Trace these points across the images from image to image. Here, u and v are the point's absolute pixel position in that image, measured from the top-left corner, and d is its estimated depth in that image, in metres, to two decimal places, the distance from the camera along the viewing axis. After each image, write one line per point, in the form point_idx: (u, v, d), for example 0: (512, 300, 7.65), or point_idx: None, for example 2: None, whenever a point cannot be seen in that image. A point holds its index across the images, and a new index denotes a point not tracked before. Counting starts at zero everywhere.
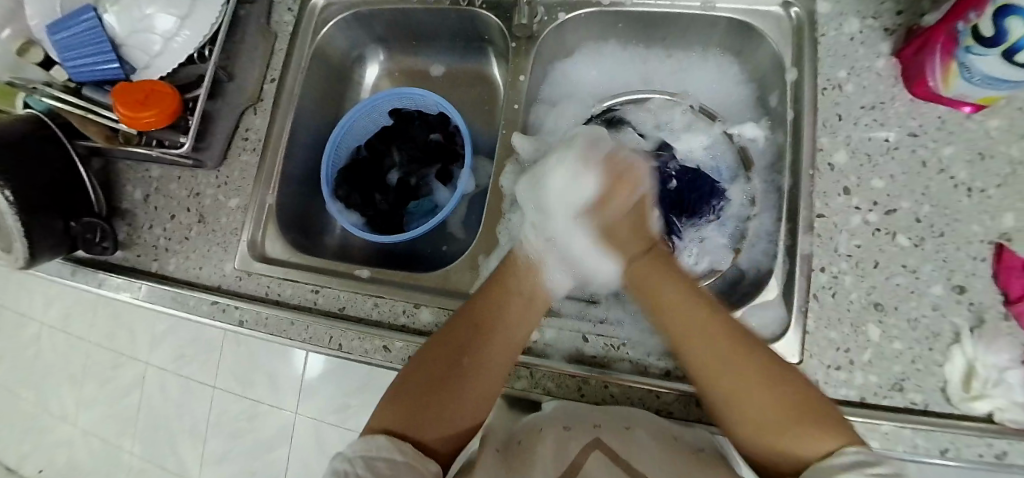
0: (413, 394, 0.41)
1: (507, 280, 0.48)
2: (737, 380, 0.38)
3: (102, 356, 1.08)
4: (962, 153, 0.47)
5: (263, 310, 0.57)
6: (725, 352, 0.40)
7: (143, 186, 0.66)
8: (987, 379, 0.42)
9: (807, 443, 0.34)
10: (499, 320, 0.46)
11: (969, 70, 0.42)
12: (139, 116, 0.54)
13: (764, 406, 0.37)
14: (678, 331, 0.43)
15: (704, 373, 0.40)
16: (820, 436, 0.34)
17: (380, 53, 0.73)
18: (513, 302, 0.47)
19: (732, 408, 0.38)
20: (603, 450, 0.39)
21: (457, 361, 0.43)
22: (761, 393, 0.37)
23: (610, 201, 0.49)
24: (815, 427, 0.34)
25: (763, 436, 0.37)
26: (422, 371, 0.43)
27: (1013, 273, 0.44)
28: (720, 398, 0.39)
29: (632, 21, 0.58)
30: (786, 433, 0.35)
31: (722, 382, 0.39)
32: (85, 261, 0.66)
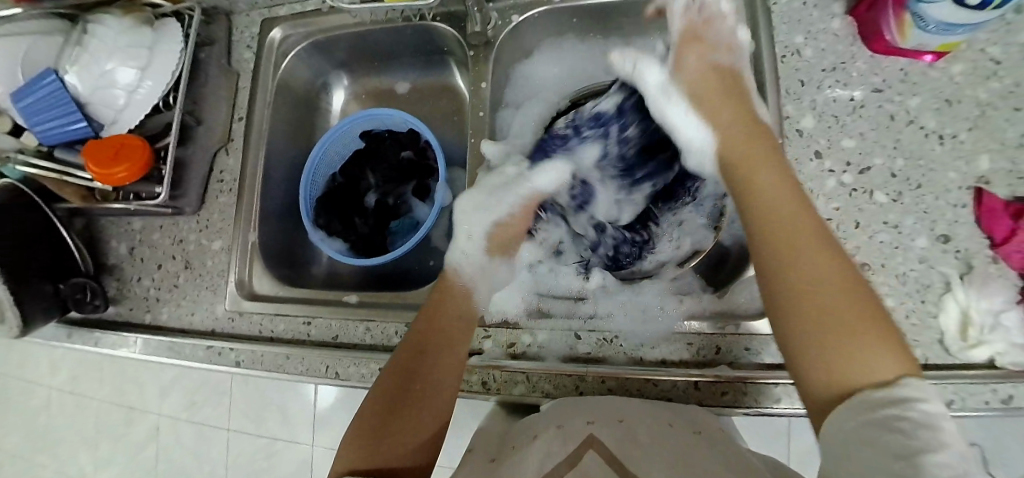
0: (371, 427, 0.41)
1: (439, 301, 0.50)
2: (811, 259, 0.34)
3: (114, 413, 1.09)
4: (928, 102, 0.47)
5: (258, 348, 0.57)
6: (801, 231, 0.36)
7: (127, 240, 0.66)
8: (983, 325, 0.42)
9: (864, 360, 0.29)
10: (440, 336, 0.47)
11: (922, 20, 0.42)
12: (112, 172, 0.54)
13: (838, 294, 0.32)
14: (766, 222, 0.38)
15: (782, 261, 0.35)
16: (885, 360, 0.29)
17: (345, 78, 0.73)
18: (450, 318, 0.49)
19: (802, 260, 0.34)
20: (596, 448, 0.39)
21: (410, 384, 0.44)
22: (839, 295, 0.32)
23: (699, 51, 0.49)
24: (876, 346, 0.29)
25: (816, 350, 0.31)
26: (376, 403, 0.43)
27: (996, 215, 0.43)
28: (795, 284, 0.34)
29: (586, 15, 0.58)
30: (847, 345, 0.30)
31: (803, 282, 0.33)
32: (79, 321, 0.66)
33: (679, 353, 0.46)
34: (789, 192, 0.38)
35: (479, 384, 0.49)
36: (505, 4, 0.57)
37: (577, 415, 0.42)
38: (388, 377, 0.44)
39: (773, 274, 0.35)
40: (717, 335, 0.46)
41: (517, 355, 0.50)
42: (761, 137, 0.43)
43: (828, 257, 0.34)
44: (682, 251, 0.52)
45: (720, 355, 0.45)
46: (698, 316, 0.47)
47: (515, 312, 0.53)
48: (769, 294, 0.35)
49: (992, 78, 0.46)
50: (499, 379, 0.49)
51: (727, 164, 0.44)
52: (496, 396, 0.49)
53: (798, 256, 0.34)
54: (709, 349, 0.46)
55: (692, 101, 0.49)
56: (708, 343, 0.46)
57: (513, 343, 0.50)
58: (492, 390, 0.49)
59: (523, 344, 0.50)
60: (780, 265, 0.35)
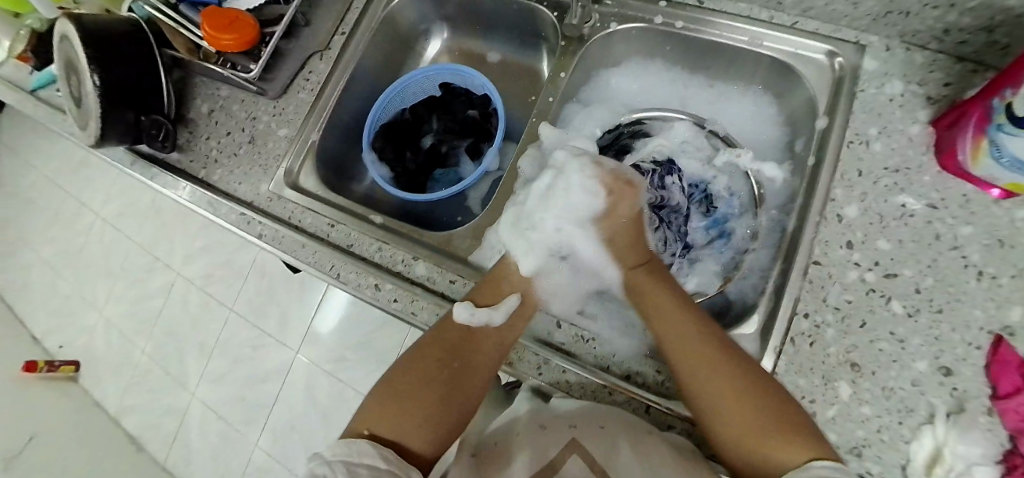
0: (382, 399, 0.44)
1: (500, 285, 0.51)
2: (700, 363, 0.42)
3: (142, 258, 1.20)
4: (981, 235, 0.45)
5: (282, 230, 0.62)
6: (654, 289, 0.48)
7: (211, 102, 0.72)
8: (953, 468, 0.41)
9: (778, 451, 0.36)
10: (473, 329, 0.49)
11: (998, 149, 0.40)
12: (220, 36, 0.60)
13: (731, 401, 0.39)
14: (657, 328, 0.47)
15: (670, 353, 0.44)
16: (793, 447, 0.35)
17: (445, 32, 0.78)
18: (498, 312, 0.49)
19: (699, 378, 0.41)
20: (579, 453, 0.42)
21: (438, 368, 0.46)
22: (735, 382, 0.40)
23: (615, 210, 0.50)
24: (783, 439, 0.36)
25: (733, 446, 0.38)
26: (407, 372, 0.46)
27: (1005, 368, 0.42)
28: (716, 402, 0.40)
29: (679, 46, 0.60)
30: (758, 435, 0.37)
31: (698, 384, 0.41)
32: (145, 155, 0.72)
33: (645, 376, 0.47)
34: (674, 300, 0.47)
35: None
36: (608, 10, 0.60)
37: (561, 418, 0.45)
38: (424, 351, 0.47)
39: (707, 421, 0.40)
40: None
41: None
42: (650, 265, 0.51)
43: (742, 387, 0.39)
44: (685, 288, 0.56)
45: (682, 393, 0.46)
46: None
47: None
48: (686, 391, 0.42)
49: None
50: None
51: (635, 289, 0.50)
52: None
53: (699, 373, 0.41)
54: (675, 384, 0.46)
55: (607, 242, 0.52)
56: (674, 378, 0.46)
57: None
58: None
59: None
60: (701, 407, 0.41)
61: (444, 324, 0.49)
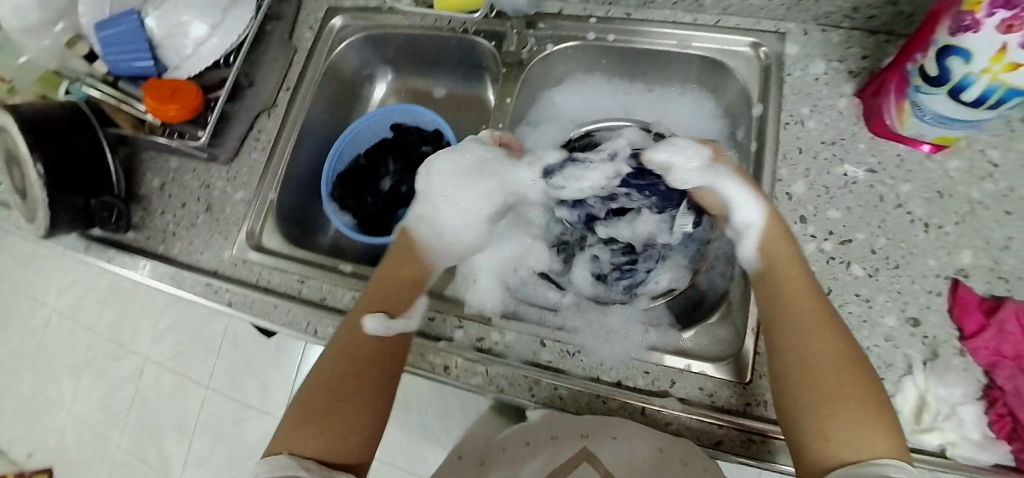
0: (303, 424, 0.38)
1: (399, 266, 0.51)
2: (823, 336, 0.39)
3: (106, 346, 1.14)
4: (920, 190, 0.48)
5: (250, 294, 0.60)
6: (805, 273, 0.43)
7: (161, 176, 0.70)
8: (939, 412, 0.42)
9: (856, 440, 0.33)
10: (388, 341, 0.45)
11: (920, 109, 0.44)
12: (164, 109, 0.60)
13: (826, 381, 0.37)
14: (780, 299, 0.42)
15: (788, 322, 0.41)
16: (876, 443, 0.33)
17: (389, 74, 0.79)
18: (407, 320, 0.48)
19: (807, 346, 0.39)
20: (589, 462, 0.42)
21: (352, 358, 0.43)
22: (847, 374, 0.37)
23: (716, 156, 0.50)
24: (866, 430, 0.34)
25: (807, 421, 0.36)
26: (319, 378, 0.42)
27: (968, 308, 0.44)
28: (812, 374, 0.38)
29: (613, 57, 0.63)
30: (838, 421, 0.35)
31: (810, 353, 0.38)
32: (99, 239, 0.69)
33: (635, 379, 0.47)
34: (803, 276, 0.43)
35: (439, 367, 0.51)
36: (543, 33, 0.62)
37: (569, 428, 0.44)
38: (335, 349, 0.44)
39: (789, 385, 0.38)
40: (672, 370, 0.47)
41: (483, 349, 0.52)
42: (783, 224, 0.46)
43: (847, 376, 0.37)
44: (659, 288, 0.54)
45: (673, 389, 0.46)
46: (659, 348, 0.49)
47: (492, 309, 0.54)
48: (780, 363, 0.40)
49: (988, 179, 0.47)
50: (460, 367, 0.51)
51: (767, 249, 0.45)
52: (453, 383, 0.50)
53: (814, 346, 0.39)
54: (664, 381, 0.47)
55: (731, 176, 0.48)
56: (663, 376, 0.47)
57: (482, 338, 0.52)
58: (451, 375, 0.50)
59: (491, 340, 0.52)
60: (795, 379, 0.38)
61: (352, 313, 0.47)
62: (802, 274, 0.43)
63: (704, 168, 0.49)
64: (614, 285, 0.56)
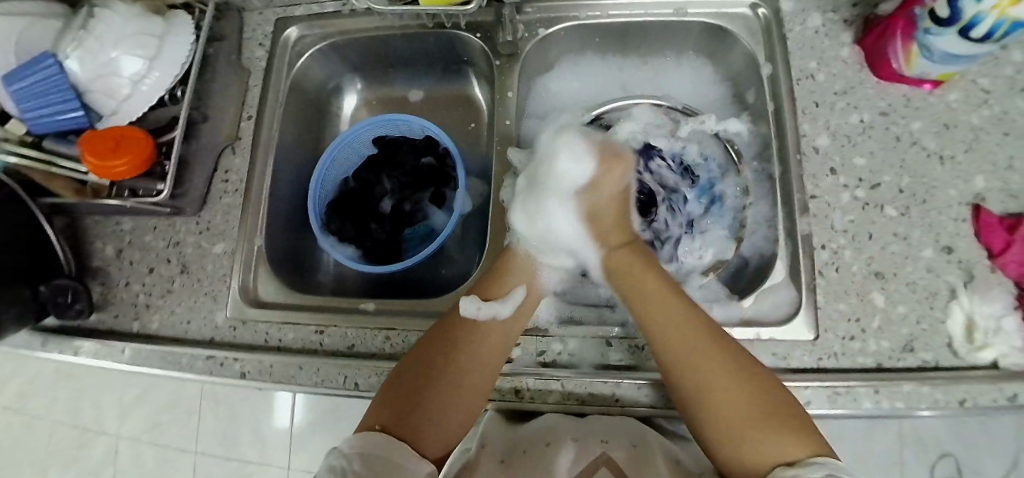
0: (391, 397, 0.42)
1: (505, 268, 0.51)
2: (698, 351, 0.41)
3: (64, 434, 0.97)
4: (929, 125, 0.51)
5: (265, 358, 0.53)
6: (670, 292, 0.45)
7: (114, 241, 0.59)
8: (988, 328, 0.45)
9: (767, 450, 0.37)
10: (476, 324, 0.47)
11: (929, 50, 0.46)
12: (110, 164, 0.49)
13: (718, 396, 0.40)
14: (653, 331, 0.44)
15: (674, 350, 0.42)
16: (790, 441, 0.36)
17: (357, 82, 0.72)
18: (501, 308, 0.48)
19: (681, 371, 0.41)
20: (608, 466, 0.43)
21: (449, 361, 0.44)
22: (729, 385, 0.40)
23: (602, 183, 0.49)
24: (791, 435, 0.37)
25: (722, 435, 0.39)
26: (408, 368, 0.44)
27: (992, 230, 0.47)
28: (706, 391, 0.40)
29: (608, 35, 0.60)
30: (751, 434, 0.38)
31: (706, 380, 0.40)
32: (55, 329, 0.57)
33: None
34: (672, 300, 0.45)
35: (511, 393, 0.48)
36: (531, 17, 0.59)
37: (593, 430, 0.47)
38: (427, 343, 0.46)
39: (694, 412, 0.41)
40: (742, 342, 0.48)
41: (548, 363, 0.49)
42: (633, 244, 0.50)
43: (736, 384, 0.40)
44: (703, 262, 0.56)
45: None
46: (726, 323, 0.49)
47: (548, 318, 0.52)
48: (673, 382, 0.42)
49: (984, 106, 0.51)
50: (533, 388, 0.48)
51: (615, 269, 0.49)
52: (529, 405, 0.48)
53: (698, 366, 0.41)
54: None
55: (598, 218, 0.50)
56: None
57: (543, 351, 0.49)
58: (525, 399, 0.48)
59: (553, 352, 0.49)
60: (698, 401, 0.40)
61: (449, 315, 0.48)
62: (670, 299, 0.45)
63: (563, 190, 0.50)
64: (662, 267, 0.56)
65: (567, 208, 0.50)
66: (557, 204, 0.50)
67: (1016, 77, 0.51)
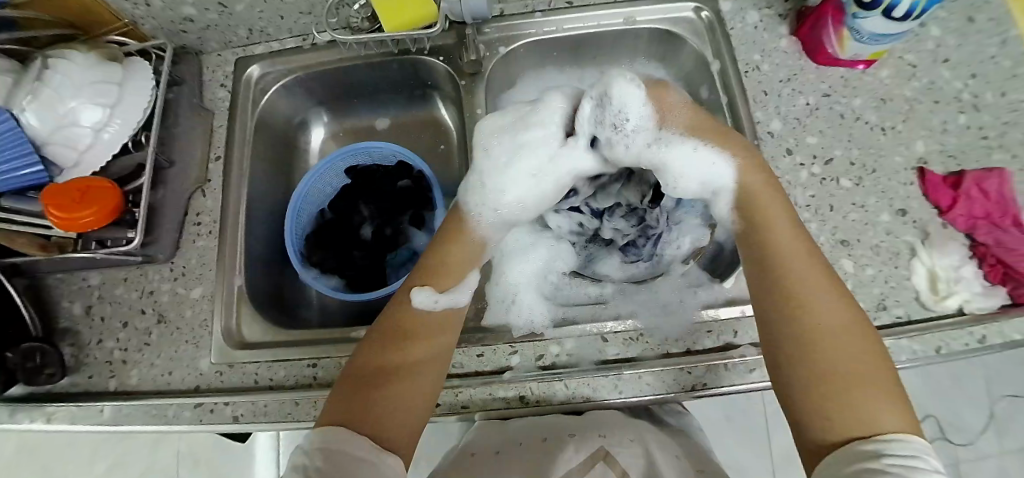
0: (355, 391, 0.38)
1: (453, 240, 0.49)
2: (818, 293, 0.38)
3: None
4: (868, 101, 0.55)
5: (258, 399, 0.51)
6: (798, 233, 0.42)
7: (82, 298, 0.56)
8: (949, 278, 0.49)
9: (870, 416, 0.33)
10: (434, 313, 0.44)
11: (858, 32, 0.50)
12: (76, 216, 0.48)
13: (829, 345, 0.36)
14: (780, 258, 0.40)
15: (783, 283, 0.39)
16: (891, 415, 0.33)
17: (323, 115, 0.72)
18: (458, 295, 0.46)
19: (805, 307, 0.37)
20: (605, 460, 0.45)
21: (405, 341, 0.42)
22: (851, 339, 0.36)
23: (666, 104, 0.49)
24: (891, 406, 0.33)
25: (819, 384, 0.35)
26: (366, 354, 0.41)
27: (938, 188, 0.51)
28: (818, 338, 0.36)
29: (563, 47, 0.63)
30: (859, 399, 0.33)
31: (819, 323, 0.37)
32: (14, 397, 0.52)
33: (703, 341, 0.49)
34: (803, 242, 0.41)
35: (517, 399, 0.47)
36: (490, 37, 0.61)
37: (589, 427, 0.49)
38: (383, 326, 0.43)
39: (793, 360, 0.37)
40: (731, 320, 0.49)
41: (548, 366, 0.49)
42: (765, 171, 0.46)
43: (849, 337, 0.36)
44: (682, 251, 0.57)
45: (739, 338, 0.48)
46: (713, 304, 0.51)
47: (542, 322, 0.52)
48: (778, 323, 0.38)
49: (913, 79, 0.56)
50: (537, 391, 0.48)
51: (749, 197, 0.44)
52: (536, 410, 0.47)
53: (818, 309, 0.37)
54: (728, 334, 0.49)
55: (699, 139, 0.47)
56: (725, 329, 0.49)
57: (542, 355, 0.50)
58: (531, 404, 0.47)
59: (551, 354, 0.50)
60: (803, 352, 0.36)
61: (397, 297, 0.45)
62: (800, 240, 0.41)
63: (655, 128, 0.48)
64: (639, 260, 0.57)
65: (674, 144, 0.48)
66: (659, 142, 0.48)
67: (937, 51, 0.56)
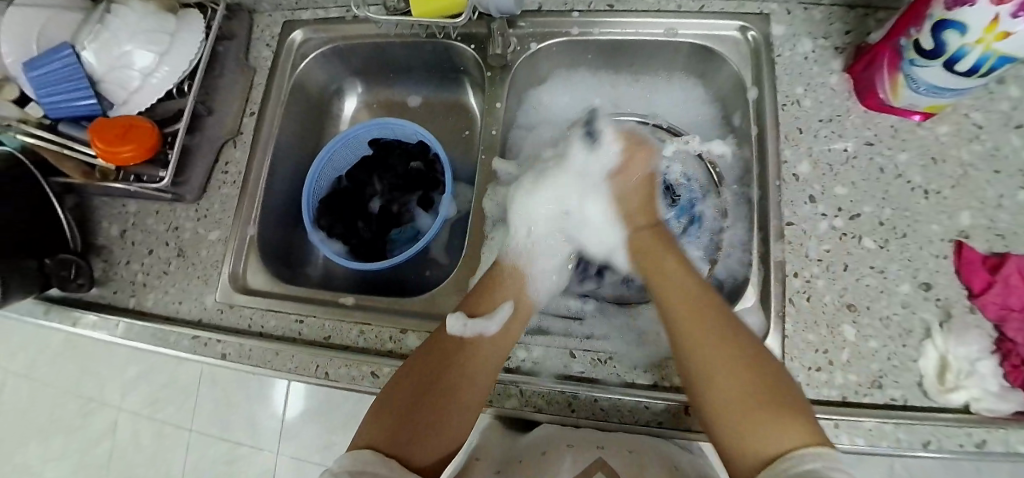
0: (393, 413, 0.42)
1: (501, 278, 0.51)
2: (693, 343, 0.42)
3: (68, 404, 0.97)
4: (916, 158, 0.50)
5: (246, 342, 0.55)
6: (669, 280, 0.47)
7: (120, 222, 0.63)
8: (960, 370, 0.44)
9: (761, 437, 0.35)
10: (466, 343, 0.47)
11: (914, 81, 0.45)
12: (117, 150, 0.53)
13: (719, 375, 0.40)
14: (669, 308, 0.46)
15: (682, 334, 0.43)
16: (789, 431, 0.35)
17: (358, 86, 0.74)
18: (487, 324, 0.48)
19: (688, 349, 0.42)
20: (606, 471, 0.41)
21: (441, 377, 0.44)
22: (739, 371, 0.39)
23: (629, 169, 0.54)
24: (785, 422, 0.35)
25: (718, 409, 0.39)
26: (403, 384, 0.44)
27: (974, 268, 0.46)
28: (705, 371, 0.41)
29: (600, 51, 0.61)
30: (756, 423, 0.36)
31: (705, 360, 0.41)
32: (58, 300, 0.62)
33: (670, 378, 0.47)
34: (682, 290, 0.46)
35: None
36: (524, 31, 0.60)
37: (587, 440, 0.45)
38: (421, 358, 0.46)
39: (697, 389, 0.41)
40: None
41: (511, 369, 0.50)
42: (655, 234, 0.53)
43: (741, 368, 0.39)
44: None
45: None
46: None
47: None
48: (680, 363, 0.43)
49: (975, 141, 0.50)
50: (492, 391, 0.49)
51: (638, 253, 0.52)
52: (488, 408, 0.49)
53: (704, 347, 0.41)
54: None
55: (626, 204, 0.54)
56: None
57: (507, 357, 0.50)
58: None
59: (517, 358, 0.50)
60: (703, 383, 0.40)
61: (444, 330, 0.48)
62: (677, 293, 0.46)
63: (597, 179, 0.55)
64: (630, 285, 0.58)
65: (604, 192, 0.55)
66: (594, 188, 0.55)
67: (1012, 113, 0.50)
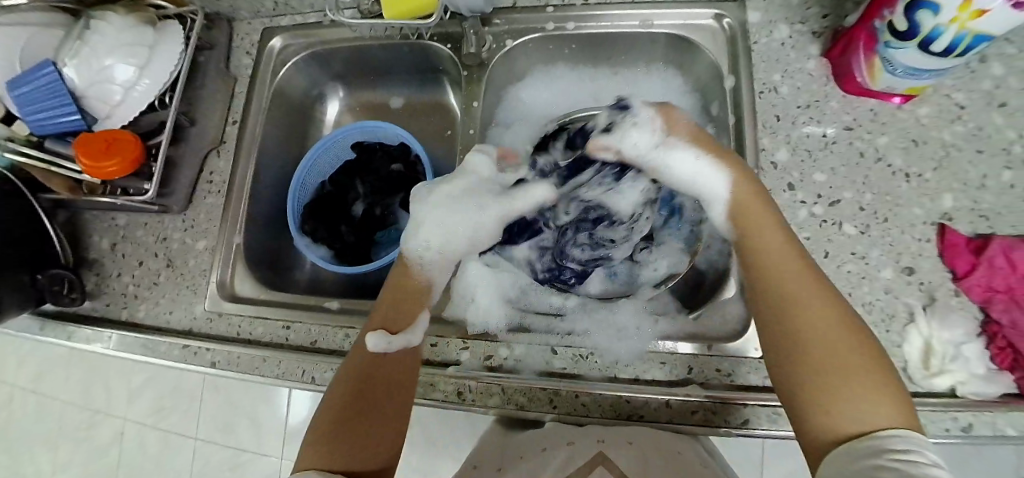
0: (326, 443, 0.38)
1: (404, 278, 0.50)
2: (806, 302, 0.36)
3: (76, 415, 0.98)
4: (897, 141, 0.49)
5: (235, 350, 0.56)
6: (768, 228, 0.41)
7: (110, 235, 0.64)
8: (945, 354, 0.43)
9: (859, 408, 0.31)
10: (387, 356, 0.45)
11: (891, 64, 0.45)
12: (101, 165, 0.53)
13: (818, 341, 0.35)
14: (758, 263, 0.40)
15: (767, 287, 0.38)
16: (882, 411, 0.31)
17: (340, 90, 0.75)
18: (411, 333, 0.47)
19: (786, 310, 0.37)
20: (607, 465, 0.43)
21: (367, 393, 0.42)
22: (839, 338, 0.34)
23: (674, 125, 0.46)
24: (877, 399, 0.32)
25: (802, 375, 0.34)
26: (329, 414, 0.41)
27: (958, 250, 0.45)
28: (800, 334, 0.35)
29: (577, 45, 0.61)
30: (845, 392, 0.32)
31: (803, 325, 0.36)
32: (53, 314, 0.63)
33: (653, 372, 0.47)
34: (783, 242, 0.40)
35: (455, 395, 0.49)
36: (499, 29, 0.60)
37: (587, 434, 0.46)
38: (339, 384, 0.43)
39: (780, 355, 0.36)
40: (690, 355, 0.47)
41: (493, 367, 0.50)
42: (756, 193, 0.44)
43: (845, 333, 0.35)
44: (657, 274, 0.55)
45: (692, 375, 0.46)
46: (671, 335, 0.49)
47: (497, 325, 0.53)
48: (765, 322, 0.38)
49: (957, 121, 0.49)
50: (475, 390, 0.49)
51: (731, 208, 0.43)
52: (473, 408, 0.49)
53: (803, 302, 0.36)
54: (682, 368, 0.46)
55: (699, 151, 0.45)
56: (680, 362, 0.47)
57: (490, 355, 0.50)
58: (467, 401, 0.49)
59: (500, 356, 0.50)
60: (788, 349, 0.36)
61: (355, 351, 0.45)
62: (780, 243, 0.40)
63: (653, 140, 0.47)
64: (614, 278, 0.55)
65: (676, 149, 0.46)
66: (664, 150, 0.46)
67: (995, 92, 0.49)
